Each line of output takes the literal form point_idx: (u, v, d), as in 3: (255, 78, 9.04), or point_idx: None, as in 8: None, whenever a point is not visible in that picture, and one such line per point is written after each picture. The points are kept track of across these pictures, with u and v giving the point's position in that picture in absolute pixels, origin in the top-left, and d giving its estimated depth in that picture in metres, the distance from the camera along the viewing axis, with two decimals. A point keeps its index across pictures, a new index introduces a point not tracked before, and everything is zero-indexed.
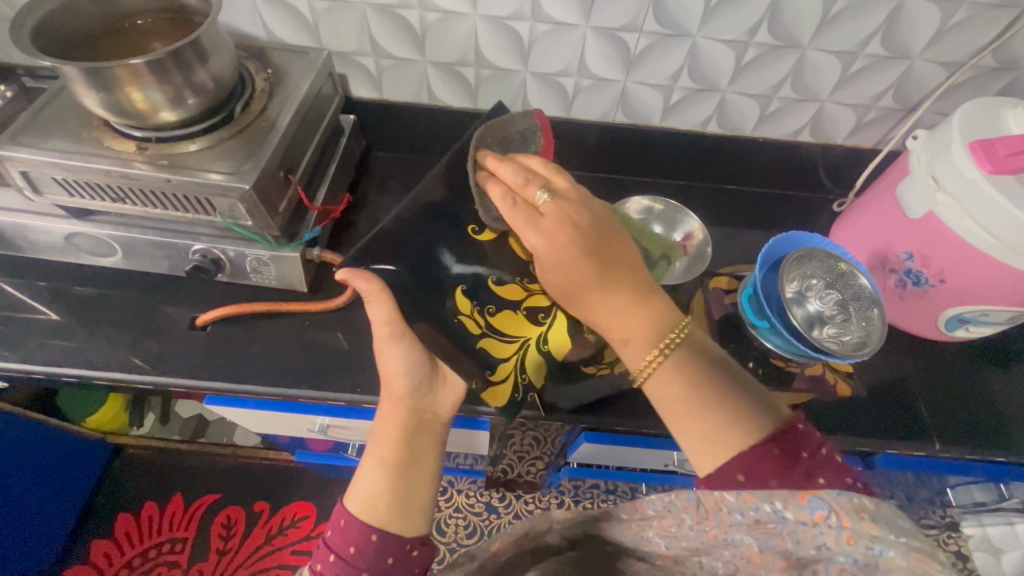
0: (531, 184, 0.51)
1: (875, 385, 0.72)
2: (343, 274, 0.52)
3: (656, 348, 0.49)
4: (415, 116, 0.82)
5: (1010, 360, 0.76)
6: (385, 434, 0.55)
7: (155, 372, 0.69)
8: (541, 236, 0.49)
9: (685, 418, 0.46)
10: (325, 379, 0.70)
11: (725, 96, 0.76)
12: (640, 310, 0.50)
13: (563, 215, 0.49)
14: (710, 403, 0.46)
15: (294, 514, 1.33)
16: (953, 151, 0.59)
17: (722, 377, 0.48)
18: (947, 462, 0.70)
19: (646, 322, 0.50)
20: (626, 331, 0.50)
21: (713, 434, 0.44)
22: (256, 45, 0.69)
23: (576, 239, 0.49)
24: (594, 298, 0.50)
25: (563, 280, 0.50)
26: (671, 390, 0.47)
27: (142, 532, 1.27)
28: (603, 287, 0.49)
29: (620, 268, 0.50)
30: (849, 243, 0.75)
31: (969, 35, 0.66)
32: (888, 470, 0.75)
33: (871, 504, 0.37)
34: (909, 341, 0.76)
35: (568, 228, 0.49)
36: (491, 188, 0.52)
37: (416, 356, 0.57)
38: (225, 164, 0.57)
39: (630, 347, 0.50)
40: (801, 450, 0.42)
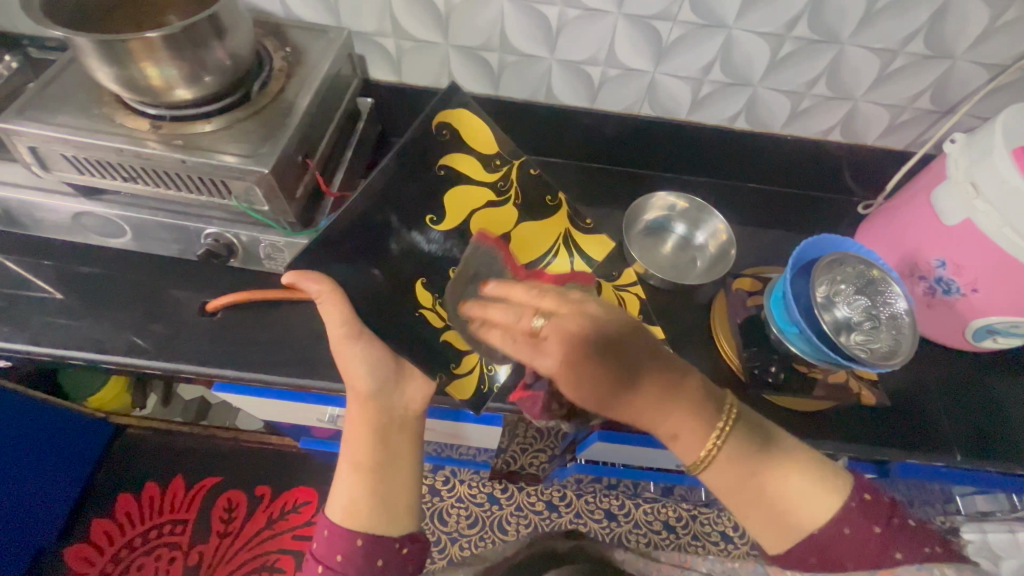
0: (524, 316, 0.50)
1: (897, 393, 0.71)
2: (291, 276, 0.49)
3: (710, 437, 0.45)
4: (434, 101, 0.79)
5: None
6: (354, 439, 0.52)
7: (163, 357, 0.67)
8: (551, 359, 0.49)
9: (748, 507, 0.44)
10: (337, 370, 0.69)
11: (756, 92, 0.73)
12: (675, 405, 0.46)
13: (562, 332, 0.49)
14: (772, 489, 0.44)
15: (295, 499, 1.33)
16: (995, 157, 0.57)
17: (774, 449, 0.45)
18: (965, 473, 0.69)
19: (690, 422, 0.46)
20: (672, 425, 0.46)
21: (779, 521, 0.43)
22: (274, 23, 0.66)
23: (581, 353, 0.48)
24: (631, 411, 0.47)
25: (595, 396, 0.47)
26: (731, 484, 0.44)
27: (143, 513, 1.27)
28: (628, 399, 0.47)
29: (635, 372, 0.48)
30: (877, 248, 0.73)
31: (1015, 37, 0.63)
32: (903, 479, 0.74)
33: (953, 575, 0.41)
34: (932, 350, 0.74)
35: (571, 345, 0.48)
36: (485, 334, 0.52)
37: (376, 354, 0.53)
38: (241, 145, 0.55)
39: (679, 440, 0.46)
40: (878, 525, 0.43)
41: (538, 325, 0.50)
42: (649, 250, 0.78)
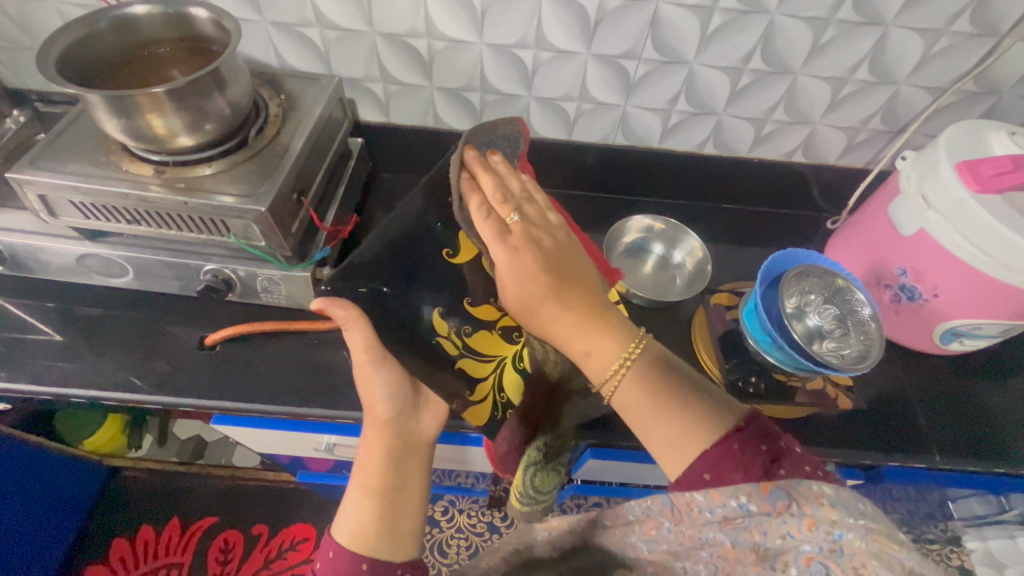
0: (505, 203, 0.55)
1: (875, 398, 0.73)
2: (320, 302, 0.52)
3: (623, 353, 0.50)
4: (421, 138, 0.84)
5: (1003, 372, 0.78)
6: (366, 463, 0.53)
7: (163, 392, 0.69)
8: (503, 250, 0.52)
9: (651, 423, 0.47)
10: (334, 398, 0.71)
11: (721, 119, 0.79)
12: (594, 332, 0.51)
13: (527, 233, 0.54)
14: (672, 401, 0.47)
15: (293, 537, 1.31)
16: (941, 171, 0.62)
17: (678, 382, 0.48)
18: (947, 474, 0.71)
19: (605, 331, 0.51)
20: (589, 340, 0.51)
21: (681, 433, 0.45)
22: (269, 72, 0.71)
23: (548, 277, 0.51)
24: (540, 312, 0.51)
25: (519, 297, 0.51)
26: (635, 398, 0.48)
27: (138, 557, 1.25)
28: (557, 308, 0.51)
29: (576, 283, 0.53)
30: (844, 260, 0.77)
31: (950, 62, 0.69)
32: (890, 484, 0.76)
33: (830, 489, 0.39)
34: (905, 355, 0.78)
35: (520, 254, 0.51)
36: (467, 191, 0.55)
37: (397, 380, 0.55)
38: (239, 186, 0.59)
39: (590, 357, 0.50)
40: (763, 443, 0.42)
41: (512, 223, 0.55)
42: (630, 271, 0.82)
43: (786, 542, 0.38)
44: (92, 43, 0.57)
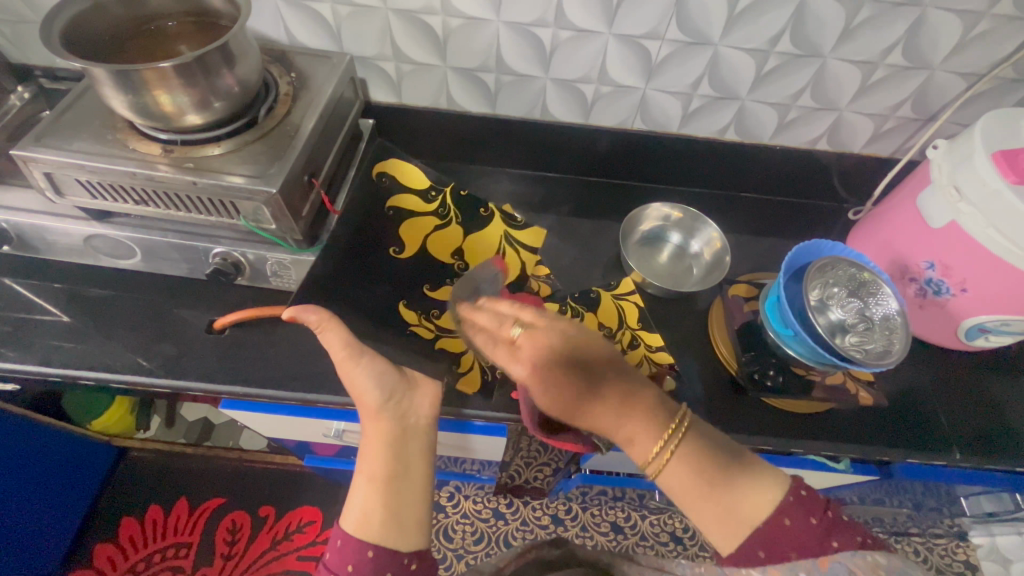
0: (505, 323, 0.51)
1: (894, 393, 0.72)
2: (289, 311, 0.54)
3: (660, 441, 0.46)
4: (433, 121, 0.82)
5: None
6: (369, 451, 0.53)
7: (172, 375, 0.68)
8: (523, 367, 0.49)
9: (700, 504, 0.44)
10: (343, 384, 0.70)
11: (743, 105, 0.76)
12: (634, 416, 0.47)
13: (539, 345, 0.49)
14: (720, 482, 0.44)
15: (300, 519, 1.32)
16: (976, 161, 0.59)
17: (724, 460, 0.46)
18: (965, 472, 0.70)
19: (644, 428, 0.47)
20: (627, 425, 0.47)
21: (729, 516, 0.43)
22: (278, 50, 0.69)
23: (565, 377, 0.48)
24: (584, 411, 0.48)
25: (553, 404, 0.48)
26: (682, 482, 0.45)
27: (147, 536, 1.26)
28: (592, 407, 0.48)
29: (603, 367, 0.49)
30: (868, 252, 0.75)
31: (988, 47, 0.66)
32: (906, 481, 0.75)
33: (885, 560, 0.39)
34: (925, 350, 0.76)
35: (542, 369, 0.48)
36: (473, 335, 0.52)
37: (381, 367, 0.57)
38: (249, 167, 0.57)
39: (634, 444, 0.47)
40: (814, 515, 0.42)
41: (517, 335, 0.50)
42: (646, 260, 0.80)
43: None
44: (97, 16, 0.55)
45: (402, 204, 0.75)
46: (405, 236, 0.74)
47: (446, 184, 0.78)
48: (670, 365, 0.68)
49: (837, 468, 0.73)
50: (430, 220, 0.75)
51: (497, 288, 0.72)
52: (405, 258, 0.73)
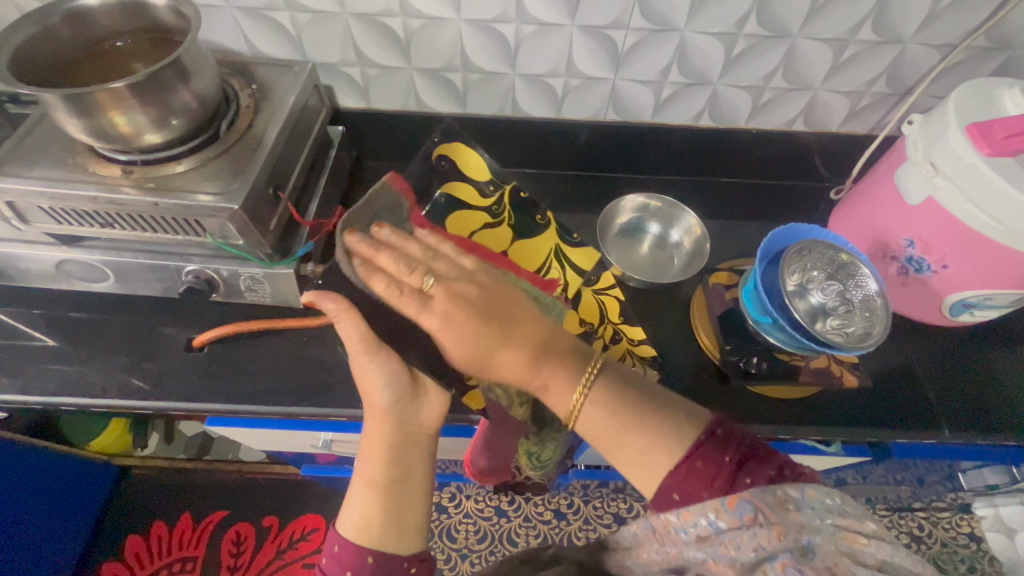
0: (416, 271, 0.51)
1: (882, 373, 0.71)
2: (308, 296, 0.52)
3: (577, 387, 0.48)
4: (405, 123, 0.81)
5: (1016, 341, 0.75)
6: (369, 456, 0.51)
7: (154, 396, 0.68)
8: (435, 317, 0.49)
9: (615, 446, 0.45)
10: (327, 395, 0.70)
11: (716, 90, 0.75)
12: (548, 368, 0.49)
13: (449, 292, 0.50)
14: (636, 423, 0.45)
15: (303, 528, 1.33)
16: (950, 135, 0.58)
17: (641, 402, 0.47)
18: (956, 448, 0.69)
19: (558, 373, 0.48)
20: (544, 376, 0.49)
21: (644, 455, 0.44)
22: (239, 61, 0.68)
23: (474, 317, 0.49)
24: (493, 363, 0.49)
25: (467, 354, 0.49)
26: (597, 425, 0.46)
27: (152, 553, 1.27)
28: (508, 348, 0.49)
29: (514, 322, 0.50)
30: (849, 233, 0.74)
31: (958, 18, 0.65)
32: (899, 460, 0.74)
33: (794, 493, 0.39)
34: (912, 328, 0.75)
35: (451, 319, 0.48)
36: (371, 279, 0.50)
37: (393, 367, 0.54)
38: (213, 184, 0.56)
39: (550, 391, 0.49)
40: (727, 453, 0.41)
41: (427, 286, 0.50)
42: (625, 253, 0.80)
43: (758, 555, 0.37)
44: (47, 40, 0.54)
45: (458, 193, 0.67)
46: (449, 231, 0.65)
47: (455, 174, 0.68)
48: (654, 358, 0.67)
49: (828, 450, 0.73)
50: (480, 218, 0.67)
51: None
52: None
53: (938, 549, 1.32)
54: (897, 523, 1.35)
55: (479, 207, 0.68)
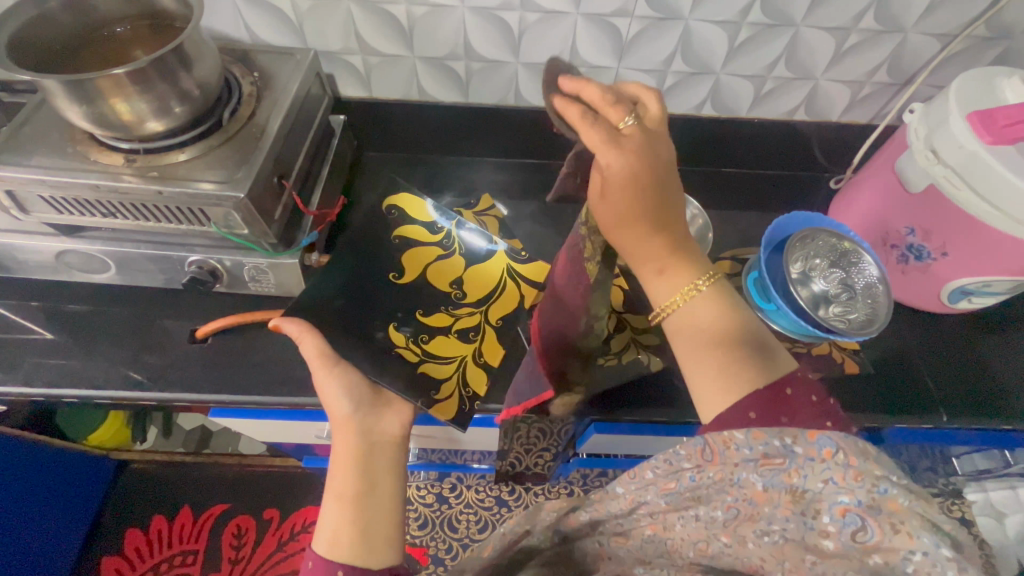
0: (621, 106, 0.43)
1: (882, 360, 0.72)
2: (273, 321, 0.57)
3: (691, 284, 0.46)
4: (407, 113, 0.80)
5: (1012, 328, 0.77)
6: (338, 468, 0.52)
7: (157, 387, 0.68)
8: (624, 157, 0.41)
9: (702, 354, 0.45)
10: None
11: (718, 79, 0.75)
12: (674, 258, 0.47)
13: (644, 145, 0.42)
14: (733, 344, 0.44)
15: (305, 519, 1.34)
16: (952, 123, 0.59)
17: (742, 330, 0.45)
18: (952, 433, 0.71)
19: (680, 265, 0.47)
20: (663, 261, 0.47)
21: (731, 373, 0.43)
22: (240, 49, 0.67)
23: (652, 178, 0.42)
24: (630, 238, 0.45)
25: (614, 220, 0.44)
26: (694, 330, 0.45)
27: (153, 546, 1.27)
28: (651, 231, 0.45)
29: (670, 206, 0.46)
30: (850, 222, 0.75)
31: (959, 8, 0.65)
32: (898, 445, 0.76)
33: (874, 450, 0.38)
34: (910, 315, 0.76)
35: (647, 163, 0.42)
36: (561, 104, 0.43)
37: (355, 382, 0.58)
38: (216, 172, 0.56)
39: (662, 277, 0.47)
40: (813, 397, 0.42)
41: (625, 125, 0.43)
42: None
43: (824, 487, 0.37)
44: (44, 25, 0.53)
45: (410, 234, 0.70)
46: (404, 261, 0.68)
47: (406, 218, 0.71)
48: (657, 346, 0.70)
49: None
50: (431, 251, 0.70)
51: (455, 310, 0.66)
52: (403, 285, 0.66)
53: None
54: None
55: (432, 240, 0.70)
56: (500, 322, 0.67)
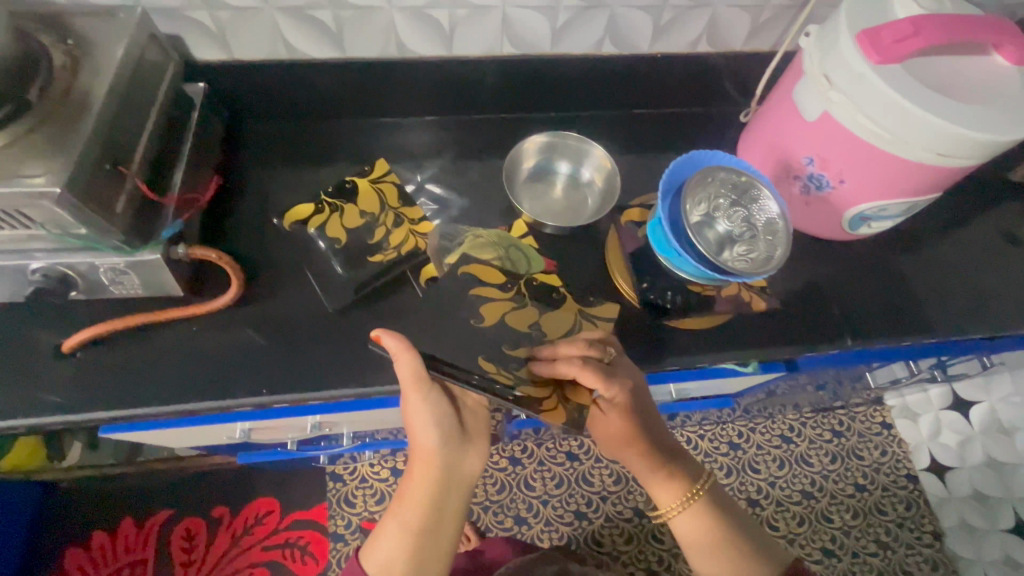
0: (595, 347, 0.58)
1: (794, 291, 0.73)
2: (375, 331, 0.56)
3: (689, 490, 0.59)
4: (279, 74, 0.71)
5: (910, 246, 0.80)
6: (410, 497, 0.55)
7: (21, 413, 0.58)
8: (617, 403, 0.57)
9: (707, 557, 0.57)
10: (224, 384, 0.62)
11: (614, 12, 0.70)
12: (669, 472, 0.60)
13: (624, 407, 0.58)
14: (733, 543, 0.57)
15: (258, 512, 1.30)
16: (842, 44, 0.57)
17: (732, 525, 0.58)
18: (858, 353, 0.74)
19: (665, 488, 0.59)
20: (668, 470, 0.60)
21: (739, 575, 0.55)
22: (49, 11, 0.56)
23: (628, 420, 0.58)
24: (626, 458, 0.61)
25: (608, 441, 0.61)
26: (700, 533, 0.58)
27: (98, 561, 1.23)
28: (638, 454, 0.60)
29: (658, 434, 0.60)
30: (755, 157, 0.72)
31: None
32: (812, 371, 0.79)
33: None
34: (819, 243, 0.77)
35: (630, 417, 0.58)
36: (557, 369, 0.57)
37: (443, 410, 0.57)
38: (31, 164, 0.47)
39: (667, 487, 0.59)
40: None
41: (608, 358, 0.59)
42: (538, 199, 0.76)
43: None
44: None
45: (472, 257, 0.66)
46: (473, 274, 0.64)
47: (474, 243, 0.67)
48: (572, 304, 0.67)
49: (746, 371, 0.76)
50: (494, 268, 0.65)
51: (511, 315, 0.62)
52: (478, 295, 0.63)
53: (855, 439, 1.47)
54: (821, 421, 1.50)
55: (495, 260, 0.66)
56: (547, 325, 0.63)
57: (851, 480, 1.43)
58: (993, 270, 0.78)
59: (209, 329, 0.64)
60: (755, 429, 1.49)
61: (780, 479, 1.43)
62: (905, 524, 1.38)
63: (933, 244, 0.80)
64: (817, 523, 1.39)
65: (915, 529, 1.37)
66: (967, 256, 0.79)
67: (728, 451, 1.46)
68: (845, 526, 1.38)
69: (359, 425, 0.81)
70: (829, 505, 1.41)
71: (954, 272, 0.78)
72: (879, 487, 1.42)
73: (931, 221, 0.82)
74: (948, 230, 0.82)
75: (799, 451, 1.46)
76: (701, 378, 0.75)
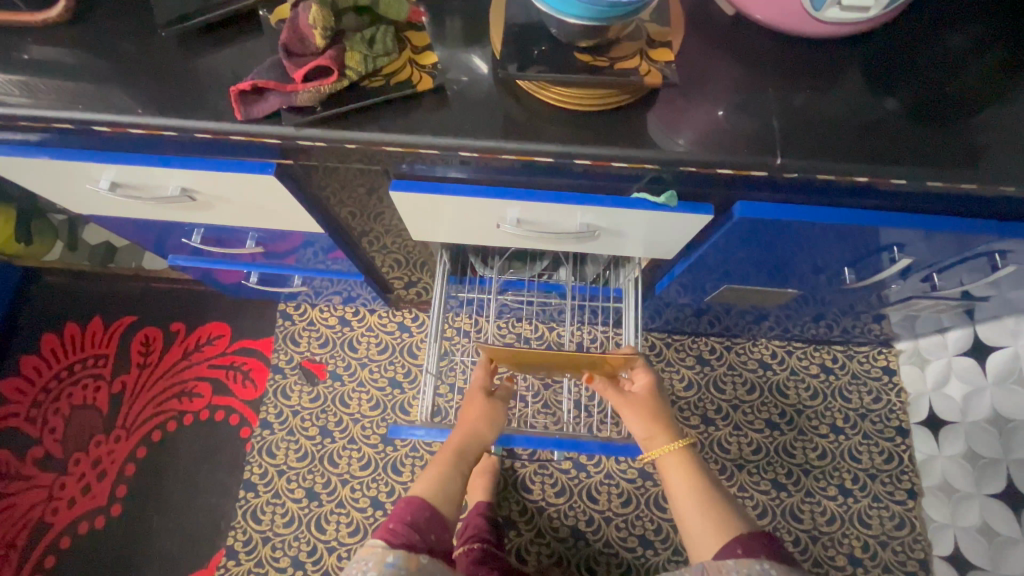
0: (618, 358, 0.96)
1: (724, 106, 0.61)
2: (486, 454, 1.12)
3: (674, 442, 0.81)
4: None
5: (899, 79, 0.64)
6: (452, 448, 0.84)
7: None
8: (642, 376, 0.91)
9: (697, 517, 0.72)
10: (70, 98, 0.60)
11: None
12: (661, 428, 0.83)
13: (649, 381, 0.90)
14: (718, 512, 0.72)
15: (209, 333, 1.35)
16: None
17: (717, 496, 0.74)
18: (782, 211, 0.64)
19: (662, 436, 0.82)
20: (659, 436, 0.82)
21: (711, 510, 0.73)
22: None
23: (650, 398, 0.88)
24: (649, 428, 0.84)
25: (636, 418, 0.86)
26: (679, 478, 0.77)
27: (66, 348, 1.34)
28: (663, 425, 0.84)
29: (663, 414, 0.86)
30: None
31: None
32: (749, 231, 0.68)
33: None
34: (771, 60, 0.64)
35: (650, 390, 0.89)
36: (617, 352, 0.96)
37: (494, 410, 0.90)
38: None
39: (664, 450, 0.81)
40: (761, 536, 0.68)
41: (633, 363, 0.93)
42: None
43: None
44: None
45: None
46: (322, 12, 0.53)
47: None
48: (436, 65, 0.57)
49: (660, 206, 0.65)
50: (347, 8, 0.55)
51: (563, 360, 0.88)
52: (321, 44, 0.54)
53: (847, 379, 1.30)
54: (811, 354, 1.33)
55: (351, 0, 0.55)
56: (393, 92, 0.56)
57: (828, 420, 1.27)
58: (1004, 122, 0.61)
59: (71, 57, 0.62)
60: (731, 348, 1.35)
61: (746, 403, 1.30)
62: (879, 475, 1.22)
63: (931, 87, 0.64)
64: (776, 455, 1.26)
65: (890, 483, 1.22)
66: (971, 101, 0.63)
67: (695, 365, 1.33)
68: (807, 465, 1.24)
69: (237, 209, 0.76)
70: (795, 440, 1.27)
71: (947, 117, 0.62)
72: (860, 433, 1.26)
73: (941, 58, 0.65)
74: (960, 70, 0.65)
75: (777, 379, 1.31)
76: (605, 206, 0.65)
